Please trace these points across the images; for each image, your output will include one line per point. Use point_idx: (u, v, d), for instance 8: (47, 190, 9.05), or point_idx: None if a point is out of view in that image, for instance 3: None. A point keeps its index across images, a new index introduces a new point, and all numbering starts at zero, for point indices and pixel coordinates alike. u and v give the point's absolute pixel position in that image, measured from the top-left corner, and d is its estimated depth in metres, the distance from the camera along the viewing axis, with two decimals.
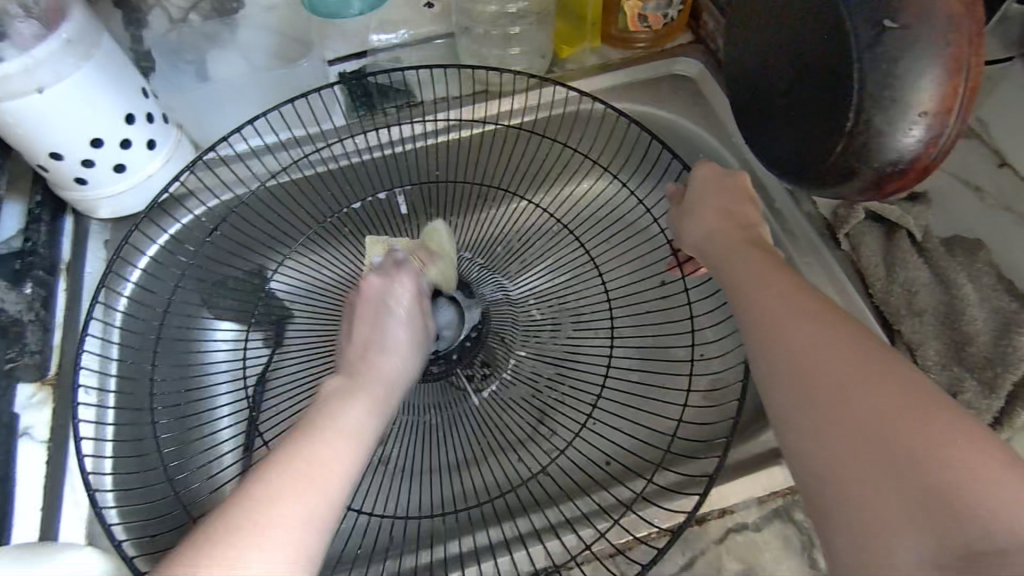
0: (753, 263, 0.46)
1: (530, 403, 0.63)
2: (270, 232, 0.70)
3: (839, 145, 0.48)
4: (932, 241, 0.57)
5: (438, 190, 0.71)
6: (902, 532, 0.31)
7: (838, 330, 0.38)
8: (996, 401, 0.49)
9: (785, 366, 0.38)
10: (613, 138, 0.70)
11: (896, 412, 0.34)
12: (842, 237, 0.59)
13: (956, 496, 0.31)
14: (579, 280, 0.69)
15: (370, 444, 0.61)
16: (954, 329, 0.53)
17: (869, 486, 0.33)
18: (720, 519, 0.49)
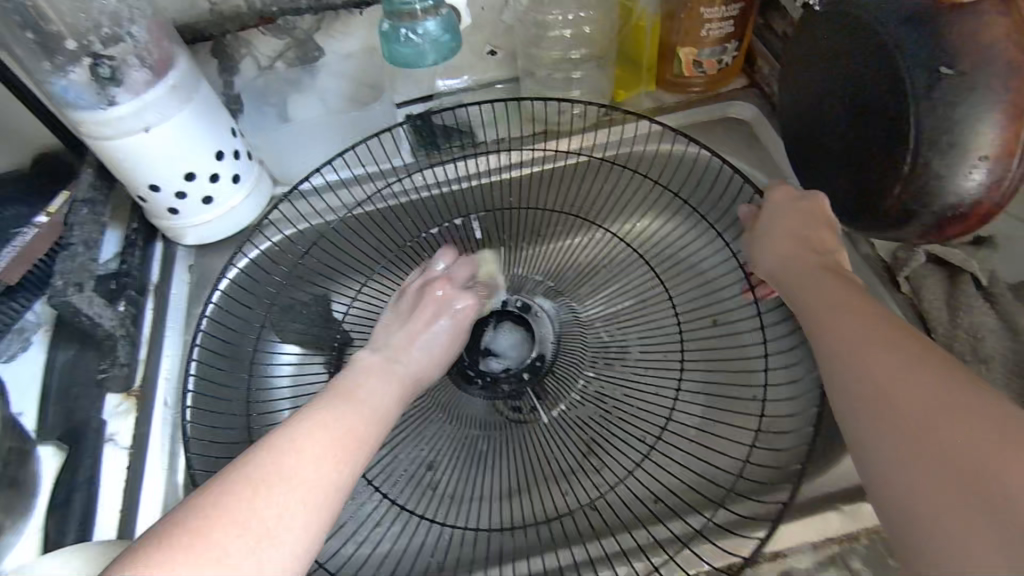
0: (828, 288, 0.45)
1: (591, 431, 0.62)
2: (346, 257, 0.74)
3: (898, 189, 0.49)
4: (999, 286, 0.56)
5: (515, 217, 0.72)
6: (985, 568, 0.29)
7: (921, 358, 0.37)
8: None
9: (865, 396, 0.37)
10: (682, 176, 0.71)
11: (984, 443, 0.32)
12: (902, 279, 0.58)
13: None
14: (647, 307, 0.68)
15: (427, 467, 0.61)
16: (1023, 376, 0.51)
17: (951, 521, 0.31)
18: (771, 563, 0.48)
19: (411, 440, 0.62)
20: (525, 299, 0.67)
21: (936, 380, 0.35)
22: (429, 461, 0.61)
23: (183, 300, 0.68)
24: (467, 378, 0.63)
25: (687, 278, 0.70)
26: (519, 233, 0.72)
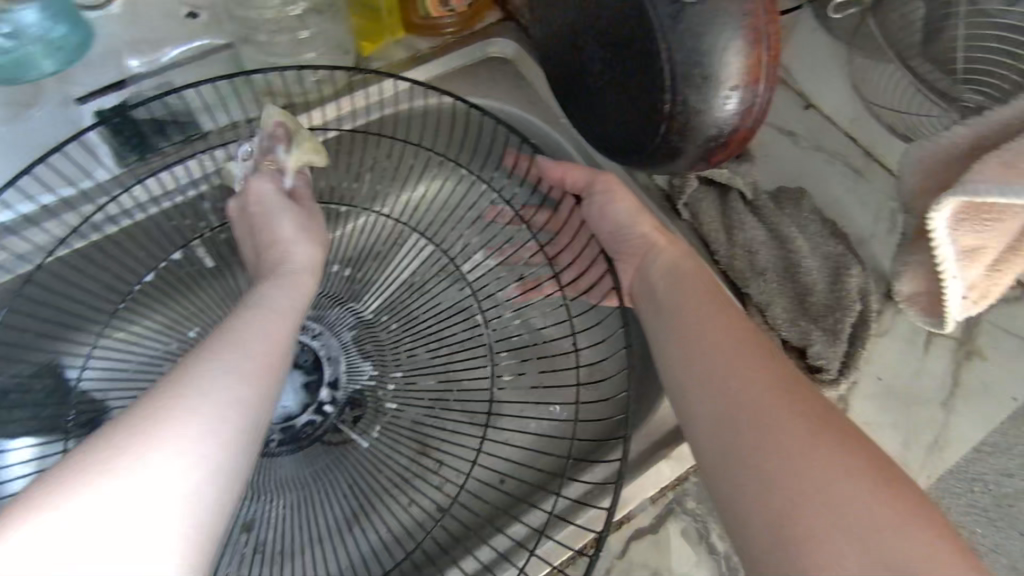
0: (672, 275, 0.50)
1: (414, 434, 0.56)
2: (69, 307, 0.57)
3: (663, 127, 0.47)
4: (761, 197, 0.58)
5: (251, 222, 0.61)
6: (812, 522, 0.34)
7: (736, 333, 0.43)
8: (840, 346, 0.51)
9: (707, 372, 0.42)
10: (450, 139, 0.65)
11: (793, 413, 0.38)
12: (680, 207, 0.58)
13: (833, 483, 0.34)
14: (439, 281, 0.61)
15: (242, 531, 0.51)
16: (793, 281, 0.54)
17: (776, 482, 0.36)
18: (619, 531, 0.47)
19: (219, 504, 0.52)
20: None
21: (774, 370, 0.40)
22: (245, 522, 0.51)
23: None
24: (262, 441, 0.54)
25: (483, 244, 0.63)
26: None
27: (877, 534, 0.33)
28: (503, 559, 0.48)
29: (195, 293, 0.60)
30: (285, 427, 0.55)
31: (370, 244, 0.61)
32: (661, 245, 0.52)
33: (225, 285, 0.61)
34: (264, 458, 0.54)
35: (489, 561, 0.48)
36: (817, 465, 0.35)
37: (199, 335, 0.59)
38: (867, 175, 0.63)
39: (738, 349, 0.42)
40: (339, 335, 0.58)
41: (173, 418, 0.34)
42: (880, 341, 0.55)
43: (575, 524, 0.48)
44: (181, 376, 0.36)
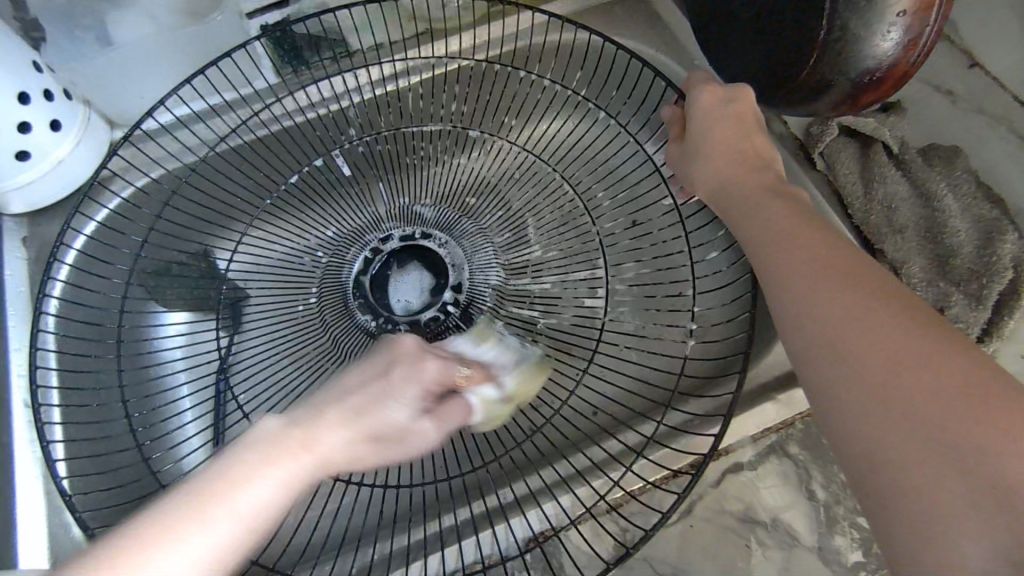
0: (778, 211, 0.42)
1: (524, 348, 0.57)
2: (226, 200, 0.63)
3: (813, 57, 0.45)
4: (908, 152, 0.54)
5: (389, 137, 0.63)
6: (936, 493, 0.29)
7: (841, 262, 0.37)
8: (983, 312, 0.47)
9: (819, 303, 0.36)
10: (583, 80, 0.65)
11: (936, 367, 0.31)
12: (816, 156, 0.55)
13: (982, 460, 0.28)
14: (564, 207, 0.62)
15: None
16: (936, 242, 0.51)
17: (911, 451, 0.30)
18: (715, 463, 0.46)
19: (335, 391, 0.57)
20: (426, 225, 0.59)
21: (880, 302, 0.34)
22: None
23: (23, 281, 0.57)
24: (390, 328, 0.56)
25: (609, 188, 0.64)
26: (389, 164, 0.64)
27: (1019, 507, 0.27)
28: (608, 465, 0.49)
29: (333, 200, 0.63)
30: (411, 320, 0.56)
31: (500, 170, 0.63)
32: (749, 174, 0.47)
33: (361, 194, 0.64)
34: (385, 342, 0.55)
35: (595, 464, 0.49)
36: (969, 441, 0.29)
37: (336, 236, 0.61)
38: None
39: (843, 278, 0.36)
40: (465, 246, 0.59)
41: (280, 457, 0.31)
42: None
43: (687, 438, 0.48)
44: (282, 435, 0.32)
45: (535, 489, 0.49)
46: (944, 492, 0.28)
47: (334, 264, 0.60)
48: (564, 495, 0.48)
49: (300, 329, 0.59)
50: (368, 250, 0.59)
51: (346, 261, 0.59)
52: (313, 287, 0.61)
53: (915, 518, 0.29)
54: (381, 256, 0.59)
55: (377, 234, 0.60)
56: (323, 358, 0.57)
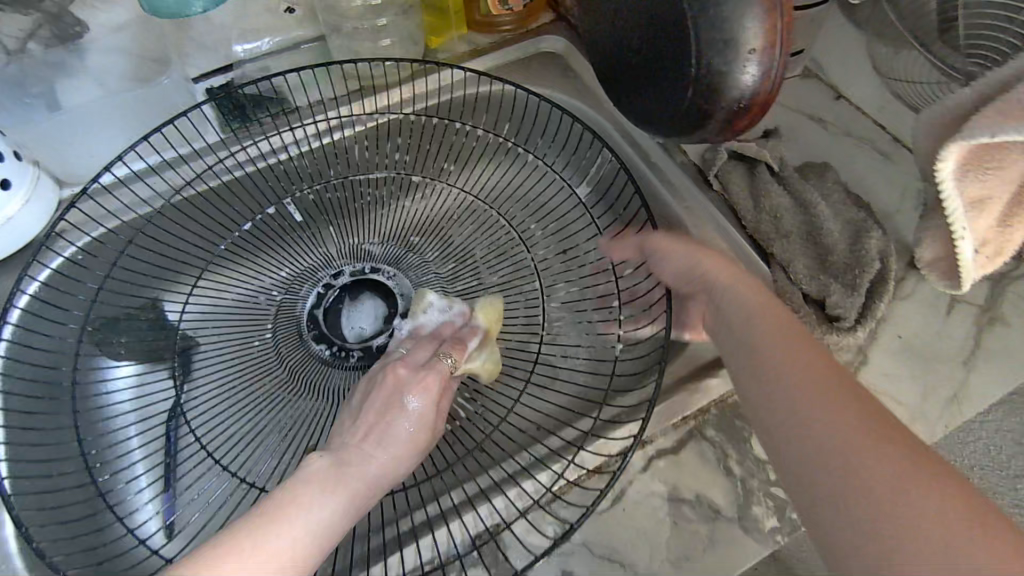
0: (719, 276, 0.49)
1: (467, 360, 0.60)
2: (180, 252, 0.67)
3: (691, 92, 0.52)
4: (787, 169, 0.63)
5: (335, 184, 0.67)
6: (873, 526, 0.36)
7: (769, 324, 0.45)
8: (859, 298, 0.54)
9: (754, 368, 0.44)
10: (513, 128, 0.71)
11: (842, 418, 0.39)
12: (712, 178, 0.64)
13: (897, 497, 0.36)
14: (502, 238, 0.67)
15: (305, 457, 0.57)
16: (816, 242, 0.58)
17: (845, 495, 0.38)
18: (641, 451, 0.51)
19: (290, 418, 0.58)
20: (371, 259, 0.65)
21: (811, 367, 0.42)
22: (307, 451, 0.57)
23: None
24: (343, 356, 0.60)
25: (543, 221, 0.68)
26: (336, 209, 0.67)
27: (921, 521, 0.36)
28: (550, 459, 0.53)
29: (283, 245, 0.67)
30: (363, 346, 0.60)
31: (443, 208, 0.67)
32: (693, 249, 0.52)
33: (309, 236, 0.67)
34: (339, 369, 0.59)
35: (540, 459, 0.53)
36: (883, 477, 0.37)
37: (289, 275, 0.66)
38: (894, 158, 0.66)
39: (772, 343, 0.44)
40: (410, 276, 0.64)
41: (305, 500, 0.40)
42: (902, 304, 0.58)
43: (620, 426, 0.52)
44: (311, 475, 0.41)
45: (483, 488, 0.52)
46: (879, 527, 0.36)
47: (286, 300, 0.63)
48: (512, 490, 0.51)
49: (256, 360, 0.61)
50: (321, 286, 0.64)
51: (300, 294, 0.63)
52: (268, 323, 0.63)
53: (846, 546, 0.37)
54: (334, 291, 0.63)
55: (328, 270, 0.64)
56: (281, 388, 0.59)
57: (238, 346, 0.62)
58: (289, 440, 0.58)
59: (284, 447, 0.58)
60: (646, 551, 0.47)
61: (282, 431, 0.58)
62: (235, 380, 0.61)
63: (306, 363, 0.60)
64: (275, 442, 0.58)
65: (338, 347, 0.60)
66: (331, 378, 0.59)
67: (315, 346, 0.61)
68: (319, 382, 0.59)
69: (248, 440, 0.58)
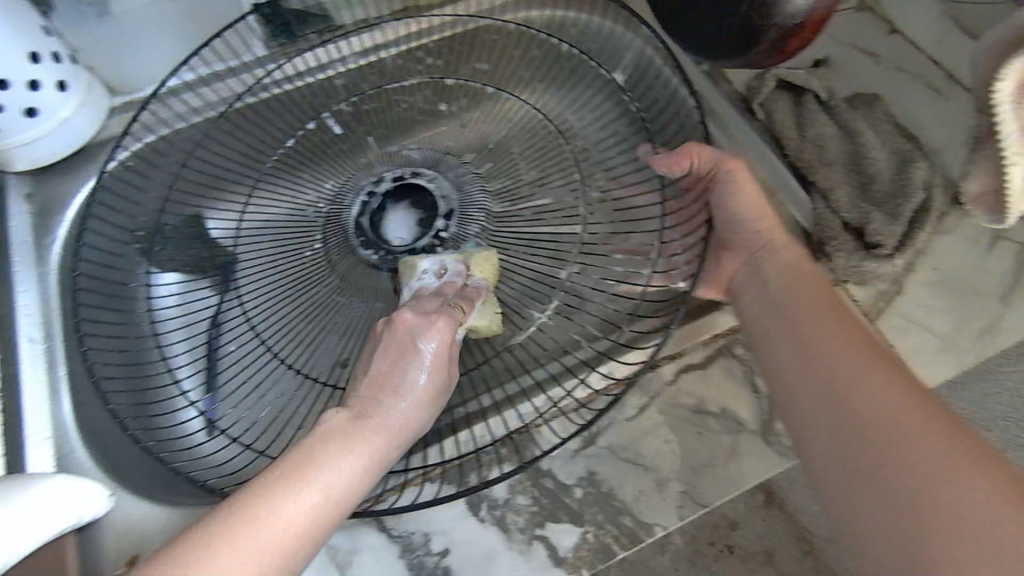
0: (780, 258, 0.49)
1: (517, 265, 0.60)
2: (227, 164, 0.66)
3: (744, 6, 0.50)
4: (835, 99, 0.61)
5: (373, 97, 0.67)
6: (892, 521, 0.36)
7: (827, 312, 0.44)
8: (899, 226, 0.54)
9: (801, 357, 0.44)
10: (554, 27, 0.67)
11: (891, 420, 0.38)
12: (755, 106, 0.62)
13: (926, 499, 0.35)
14: (549, 155, 0.65)
15: (342, 362, 0.61)
16: (859, 172, 0.57)
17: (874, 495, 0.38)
18: (670, 365, 0.52)
19: (333, 320, 0.62)
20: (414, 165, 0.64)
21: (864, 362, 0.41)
22: (340, 358, 0.61)
23: (29, 232, 0.60)
24: (391, 260, 0.61)
25: (588, 121, 0.68)
26: (383, 122, 0.68)
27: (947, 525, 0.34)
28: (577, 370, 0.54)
29: (329, 157, 0.67)
30: (410, 250, 0.61)
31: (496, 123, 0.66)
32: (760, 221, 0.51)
33: (354, 147, 0.67)
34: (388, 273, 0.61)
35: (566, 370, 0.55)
36: (910, 480, 0.36)
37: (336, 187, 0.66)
38: (947, 92, 0.64)
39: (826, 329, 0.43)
40: (455, 180, 0.64)
41: (283, 502, 0.37)
42: (944, 238, 0.57)
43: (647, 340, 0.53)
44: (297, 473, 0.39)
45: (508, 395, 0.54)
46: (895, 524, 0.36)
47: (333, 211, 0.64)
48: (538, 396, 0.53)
49: (302, 271, 0.62)
50: (364, 195, 0.64)
51: (345, 204, 0.64)
52: (317, 235, 0.63)
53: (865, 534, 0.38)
54: (377, 198, 0.63)
55: (370, 178, 0.64)
56: (330, 294, 0.62)
57: (286, 254, 0.63)
58: (333, 341, 0.61)
59: (330, 345, 0.61)
60: (670, 457, 0.48)
61: (329, 330, 0.61)
62: (283, 286, 0.63)
63: (356, 267, 0.62)
64: (319, 341, 0.61)
65: (385, 253, 0.61)
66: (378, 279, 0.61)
67: (364, 252, 0.61)
68: (364, 284, 0.61)
69: (298, 339, 0.62)
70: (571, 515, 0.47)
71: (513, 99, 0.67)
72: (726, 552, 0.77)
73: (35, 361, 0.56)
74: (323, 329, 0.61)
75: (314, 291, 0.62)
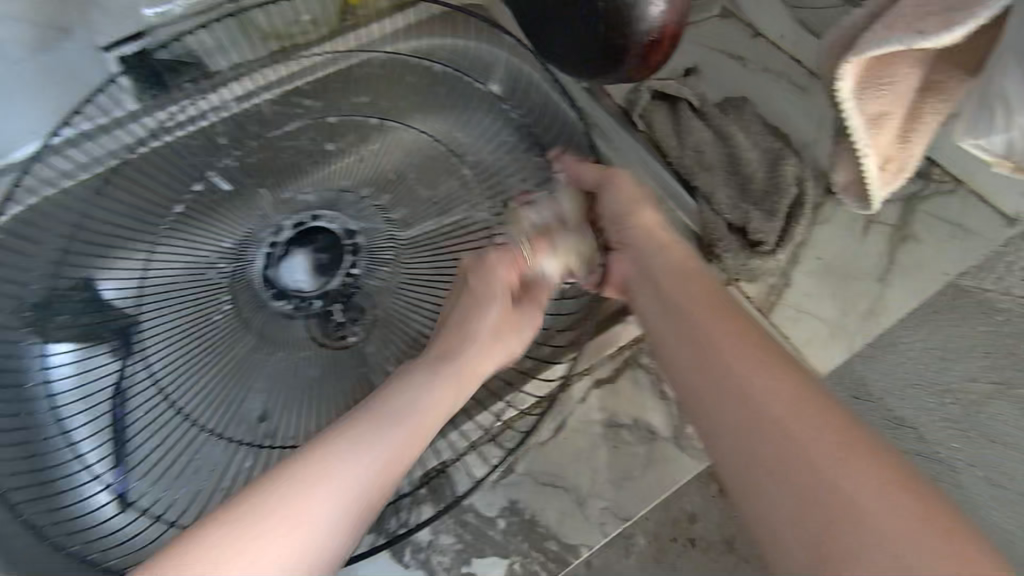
0: (671, 266, 0.49)
1: (425, 295, 0.61)
2: (113, 225, 0.63)
3: (603, 27, 0.52)
4: (708, 105, 0.64)
5: (259, 147, 0.66)
6: (786, 537, 0.36)
7: (720, 323, 0.44)
8: (777, 222, 0.57)
9: (697, 368, 0.44)
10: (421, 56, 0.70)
11: (801, 431, 0.38)
12: (636, 119, 0.65)
13: (840, 525, 0.34)
14: (449, 182, 0.65)
15: (261, 418, 0.58)
16: (737, 173, 0.61)
17: (788, 510, 0.36)
18: (581, 381, 0.53)
19: (249, 378, 0.58)
20: (313, 210, 0.64)
21: (777, 376, 0.40)
22: (260, 412, 0.58)
23: None
24: (306, 307, 0.60)
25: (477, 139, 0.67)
26: (275, 169, 0.65)
27: (844, 545, 0.34)
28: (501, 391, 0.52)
29: (221, 208, 0.64)
30: (319, 294, 0.60)
31: (392, 158, 0.66)
32: (647, 230, 0.52)
33: (246, 196, 0.64)
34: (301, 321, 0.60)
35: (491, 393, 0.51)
36: (823, 497, 0.35)
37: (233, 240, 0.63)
38: (811, 88, 0.69)
39: (725, 341, 0.43)
40: (353, 221, 0.63)
41: (317, 491, 0.38)
42: (822, 227, 0.61)
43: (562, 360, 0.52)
44: (318, 456, 0.40)
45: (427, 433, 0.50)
46: (787, 538, 0.36)
47: (237, 268, 0.61)
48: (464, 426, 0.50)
49: (210, 335, 0.59)
50: (266, 246, 0.62)
51: (248, 259, 0.62)
52: (224, 296, 0.61)
53: (777, 541, 0.36)
54: (280, 248, 0.62)
55: (268, 229, 0.63)
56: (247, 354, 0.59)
57: (191, 319, 0.60)
58: (249, 401, 0.58)
59: (242, 402, 0.58)
60: (588, 474, 0.49)
61: (242, 391, 0.59)
62: (190, 350, 0.59)
63: (271, 324, 0.60)
64: (236, 406, 0.58)
65: (297, 301, 0.60)
66: (290, 330, 0.59)
67: (274, 304, 0.60)
68: (277, 335, 0.59)
69: (212, 407, 0.58)
70: (495, 548, 0.47)
71: (401, 130, 0.67)
72: (688, 547, 0.48)
73: None
74: (241, 392, 0.58)
75: (227, 354, 0.59)
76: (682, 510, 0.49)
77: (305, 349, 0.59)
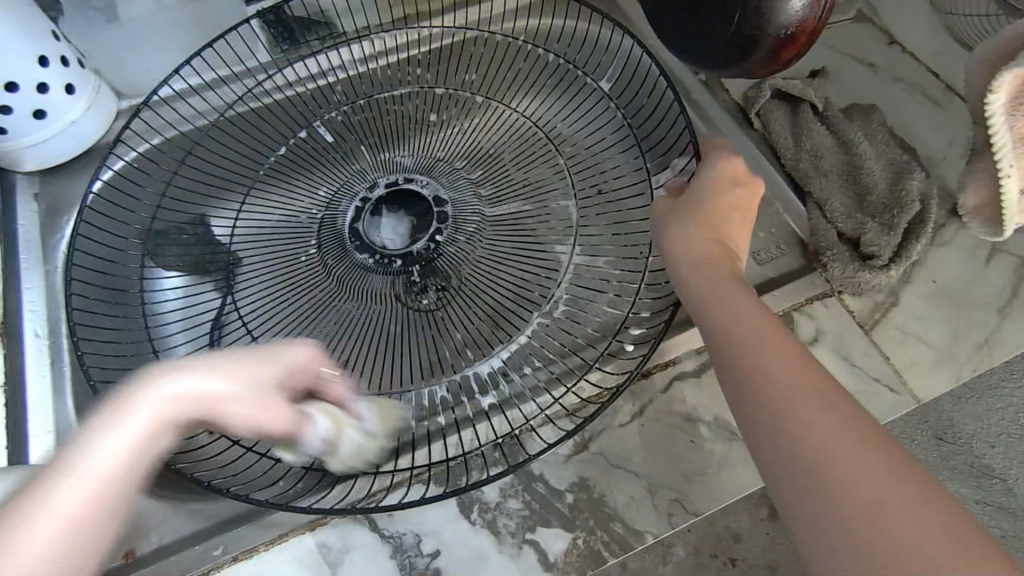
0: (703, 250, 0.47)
1: (505, 271, 0.60)
2: (220, 169, 0.67)
3: (737, 17, 0.51)
4: (832, 109, 0.61)
5: (364, 106, 0.68)
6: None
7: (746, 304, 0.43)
8: (895, 237, 0.54)
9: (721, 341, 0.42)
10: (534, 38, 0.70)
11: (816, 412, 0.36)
12: (753, 116, 0.63)
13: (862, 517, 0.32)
14: (541, 162, 0.66)
15: (337, 364, 0.59)
16: (857, 182, 0.58)
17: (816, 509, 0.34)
18: (665, 372, 0.52)
19: (329, 322, 0.60)
20: (407, 172, 0.64)
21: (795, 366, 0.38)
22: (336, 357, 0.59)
23: (35, 230, 0.61)
24: (387, 264, 0.61)
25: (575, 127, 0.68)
26: (374, 129, 0.67)
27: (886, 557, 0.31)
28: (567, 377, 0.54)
29: (320, 161, 0.66)
30: (404, 254, 0.61)
31: (490, 134, 0.67)
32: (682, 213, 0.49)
33: (344, 151, 0.67)
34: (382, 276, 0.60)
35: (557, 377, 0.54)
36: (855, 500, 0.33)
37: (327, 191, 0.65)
38: (946, 103, 0.65)
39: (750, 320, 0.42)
40: (443, 185, 0.64)
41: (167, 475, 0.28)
42: (941, 249, 0.57)
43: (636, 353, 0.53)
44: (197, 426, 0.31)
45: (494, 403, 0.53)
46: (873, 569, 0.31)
47: (329, 214, 0.63)
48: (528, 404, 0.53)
49: (298, 274, 0.62)
50: (358, 200, 0.64)
51: (340, 209, 0.63)
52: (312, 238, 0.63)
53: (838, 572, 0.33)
54: (370, 203, 0.63)
55: (364, 184, 0.64)
56: (330, 298, 0.61)
57: (281, 261, 0.63)
58: (327, 345, 0.59)
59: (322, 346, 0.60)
60: (663, 465, 0.49)
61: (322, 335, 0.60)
62: (276, 289, 0.62)
63: (354, 272, 0.61)
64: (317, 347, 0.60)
65: (382, 254, 0.61)
66: (368, 280, 0.60)
67: (359, 255, 0.61)
68: (355, 283, 0.61)
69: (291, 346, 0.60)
70: (561, 520, 0.47)
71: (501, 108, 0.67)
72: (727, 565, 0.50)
73: (37, 357, 0.56)
74: (321, 334, 0.59)
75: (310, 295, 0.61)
76: (726, 528, 0.51)
77: (384, 303, 0.60)
